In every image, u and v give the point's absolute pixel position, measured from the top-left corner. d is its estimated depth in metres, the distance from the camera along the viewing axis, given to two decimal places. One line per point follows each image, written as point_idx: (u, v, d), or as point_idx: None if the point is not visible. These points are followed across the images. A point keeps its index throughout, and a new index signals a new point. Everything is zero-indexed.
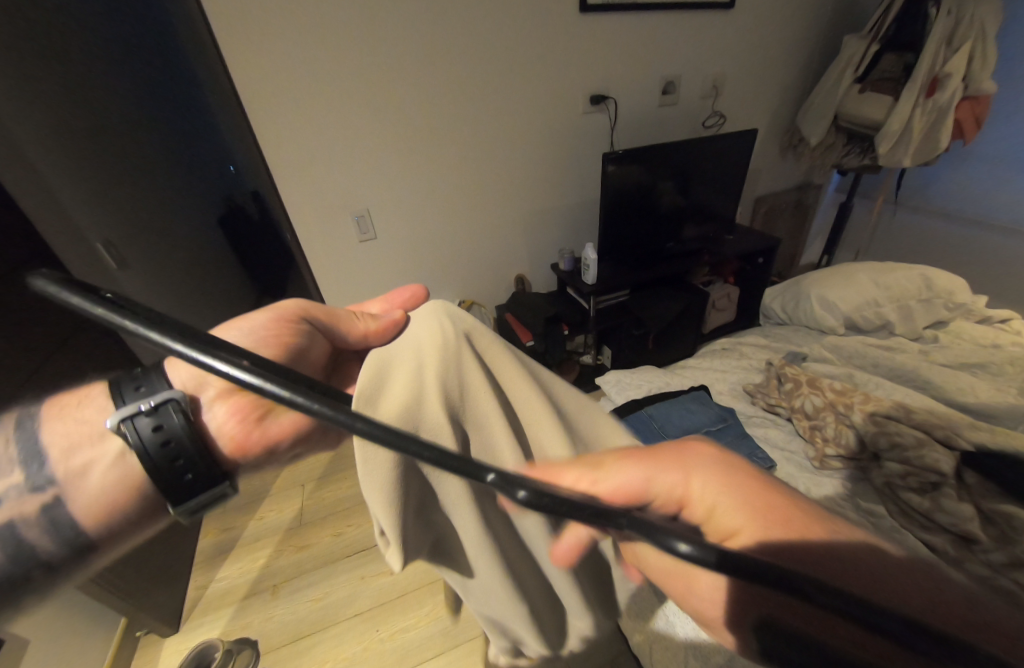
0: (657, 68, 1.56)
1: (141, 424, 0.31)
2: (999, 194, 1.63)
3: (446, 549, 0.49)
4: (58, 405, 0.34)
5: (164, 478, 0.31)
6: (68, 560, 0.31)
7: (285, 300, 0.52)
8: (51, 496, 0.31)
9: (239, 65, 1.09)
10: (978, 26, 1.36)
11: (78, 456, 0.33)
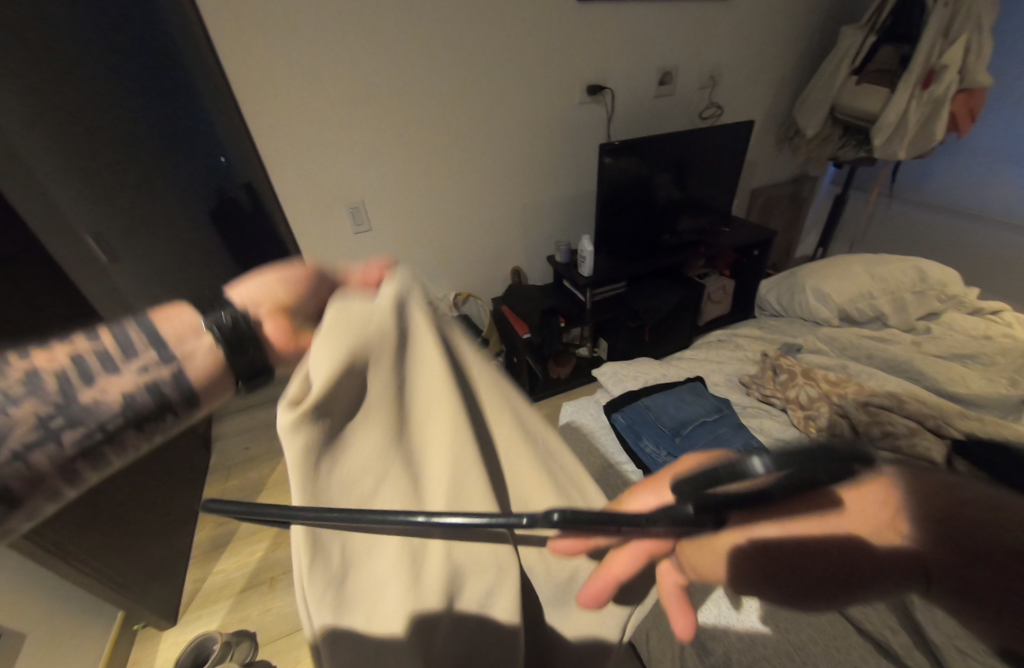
0: (655, 58, 1.55)
1: (219, 320, 0.31)
2: (993, 186, 1.64)
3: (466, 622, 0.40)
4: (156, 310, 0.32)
5: (234, 369, 0.31)
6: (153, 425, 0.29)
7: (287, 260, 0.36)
8: (171, 371, 0.29)
9: (231, 54, 1.07)
10: (974, 17, 1.36)
11: (182, 345, 0.30)
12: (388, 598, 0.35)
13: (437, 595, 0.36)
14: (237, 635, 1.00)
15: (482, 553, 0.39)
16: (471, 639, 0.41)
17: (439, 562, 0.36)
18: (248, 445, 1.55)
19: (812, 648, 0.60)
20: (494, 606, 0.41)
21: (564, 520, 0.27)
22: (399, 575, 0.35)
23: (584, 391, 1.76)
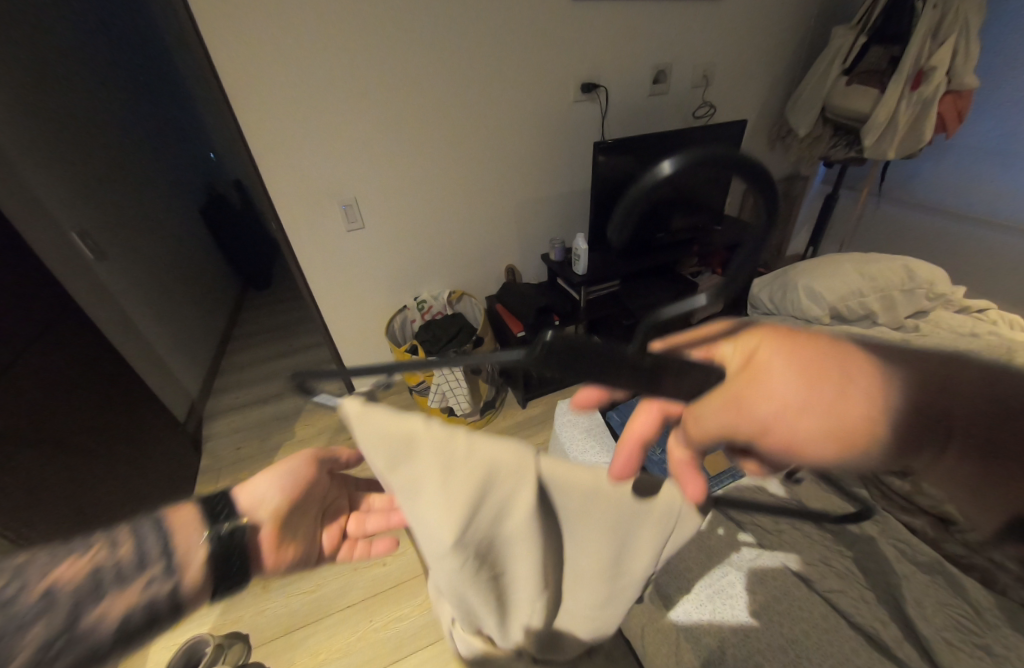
0: (650, 55, 1.55)
1: (220, 528, 0.41)
2: (979, 187, 1.67)
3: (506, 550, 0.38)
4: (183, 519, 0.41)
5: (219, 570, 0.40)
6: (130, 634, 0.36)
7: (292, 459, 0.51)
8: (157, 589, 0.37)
9: (221, 47, 1.04)
10: (963, 19, 1.38)
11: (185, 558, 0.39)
12: (429, 507, 0.33)
13: (469, 510, 0.33)
14: (231, 637, 0.99)
15: (500, 461, 0.35)
16: (496, 562, 0.38)
17: (467, 469, 0.33)
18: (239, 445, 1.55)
19: (807, 641, 0.60)
20: (523, 528, 0.37)
21: (554, 337, 0.27)
22: (434, 484, 0.33)
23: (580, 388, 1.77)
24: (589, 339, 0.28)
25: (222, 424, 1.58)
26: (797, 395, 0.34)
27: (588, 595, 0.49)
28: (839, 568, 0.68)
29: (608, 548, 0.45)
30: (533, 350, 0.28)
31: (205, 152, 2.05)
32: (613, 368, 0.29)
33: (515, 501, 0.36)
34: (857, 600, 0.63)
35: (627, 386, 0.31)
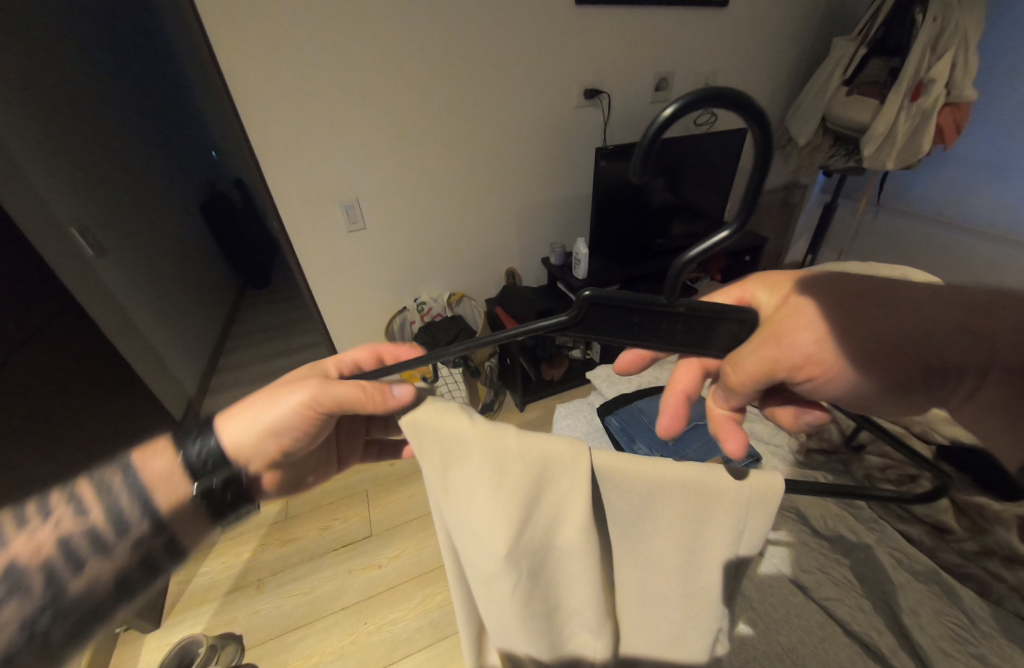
0: (652, 63, 1.56)
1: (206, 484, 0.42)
2: (977, 198, 1.68)
3: (558, 556, 0.39)
4: (159, 472, 0.42)
5: (217, 510, 0.43)
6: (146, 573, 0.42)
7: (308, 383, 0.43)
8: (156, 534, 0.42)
9: (226, 46, 1.04)
10: (962, 32, 1.39)
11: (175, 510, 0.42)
12: (484, 505, 0.35)
13: (521, 511, 0.36)
14: (223, 638, 0.99)
15: (552, 452, 0.37)
16: (546, 573, 0.39)
17: (519, 467, 0.35)
18: None
19: (802, 649, 0.60)
20: (575, 535, 0.37)
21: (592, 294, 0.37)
22: (486, 482, 0.35)
23: (578, 392, 1.76)
24: (618, 293, 0.37)
25: None
26: (840, 326, 0.37)
27: (648, 623, 0.45)
28: (836, 576, 0.67)
29: (671, 574, 0.40)
30: (573, 308, 0.38)
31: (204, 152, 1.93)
32: (646, 317, 0.38)
33: (570, 495, 0.37)
34: (853, 608, 0.63)
35: (661, 338, 0.38)
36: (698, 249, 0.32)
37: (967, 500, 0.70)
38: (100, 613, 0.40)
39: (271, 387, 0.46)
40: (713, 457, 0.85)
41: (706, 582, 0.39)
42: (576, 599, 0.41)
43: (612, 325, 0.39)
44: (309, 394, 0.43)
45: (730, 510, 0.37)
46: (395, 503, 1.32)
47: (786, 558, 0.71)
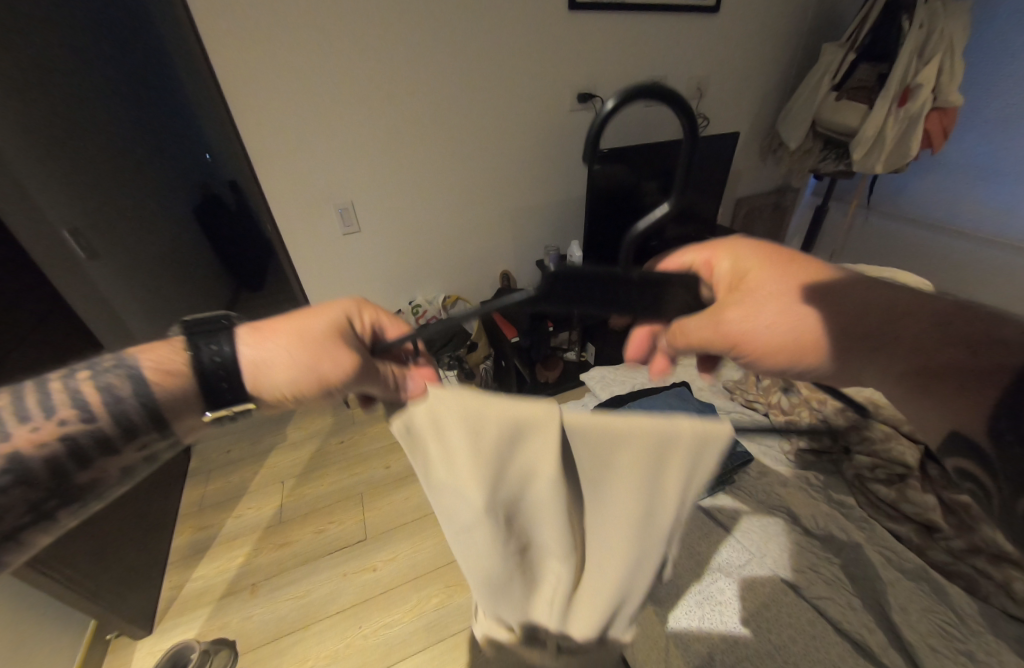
0: (644, 67, 1.57)
1: (206, 357, 0.47)
2: (965, 201, 1.71)
3: (528, 508, 0.45)
4: (163, 373, 0.47)
5: (209, 386, 0.46)
6: (140, 464, 0.49)
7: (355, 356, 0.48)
8: (150, 434, 0.47)
9: (221, 51, 1.05)
10: (947, 39, 1.42)
11: (176, 409, 0.47)
12: (456, 468, 0.42)
13: (490, 472, 0.42)
14: (217, 642, 0.98)
15: (524, 417, 0.41)
16: (518, 524, 0.46)
17: (491, 430, 0.41)
18: (229, 448, 1.57)
19: (793, 647, 0.61)
20: (542, 487, 0.43)
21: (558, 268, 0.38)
22: (459, 448, 0.42)
23: (574, 394, 1.77)
24: (580, 267, 0.39)
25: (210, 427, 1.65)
26: (776, 316, 0.44)
27: (607, 580, 0.48)
28: (827, 576, 0.68)
29: (630, 528, 0.44)
30: (538, 282, 0.39)
31: (199, 156, 1.50)
32: (609, 285, 0.40)
33: (539, 458, 0.42)
34: (843, 607, 0.64)
35: (621, 305, 0.42)
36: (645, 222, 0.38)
37: (953, 498, 0.72)
38: (106, 492, 0.47)
39: (308, 343, 0.48)
40: None
41: (664, 525, 0.44)
42: (541, 543, 0.47)
43: (574, 297, 0.40)
44: (342, 373, 0.47)
45: (686, 462, 0.40)
46: (390, 506, 1.31)
47: (776, 562, 0.71)
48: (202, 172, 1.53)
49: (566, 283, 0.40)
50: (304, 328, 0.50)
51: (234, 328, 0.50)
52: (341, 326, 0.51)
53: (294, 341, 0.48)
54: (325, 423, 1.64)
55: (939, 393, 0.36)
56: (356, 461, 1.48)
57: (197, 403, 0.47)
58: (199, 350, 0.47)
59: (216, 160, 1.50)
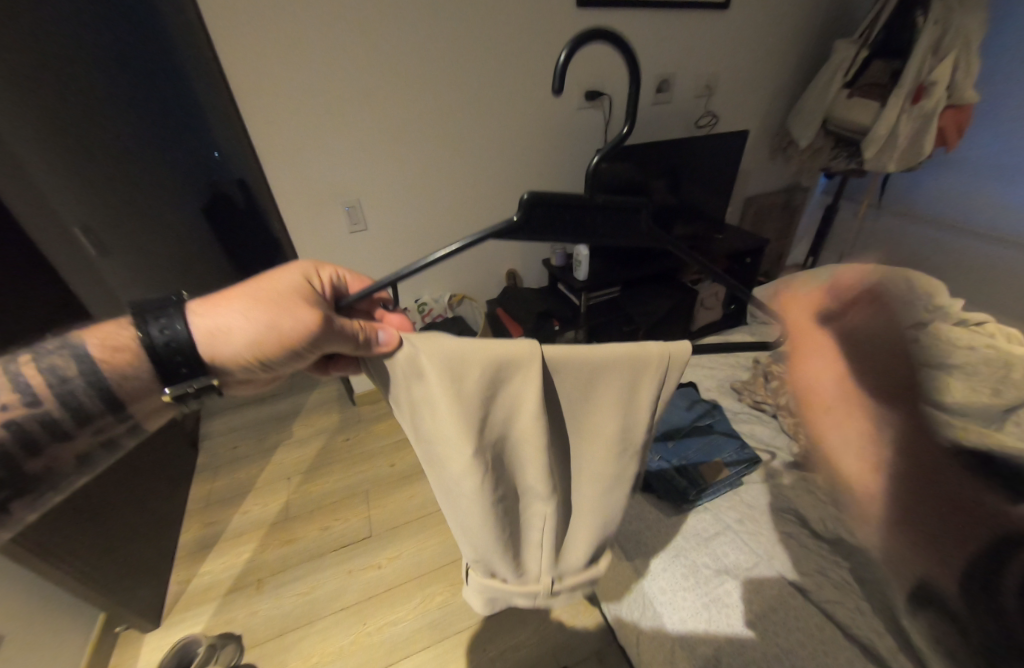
0: (653, 65, 1.56)
1: (157, 341, 0.46)
2: (979, 200, 1.67)
3: (513, 443, 0.51)
4: (107, 359, 0.47)
5: (168, 368, 0.47)
6: (99, 450, 0.51)
7: (310, 312, 0.48)
8: (102, 420, 0.49)
9: (230, 50, 1.05)
10: (963, 35, 1.39)
11: (127, 395, 0.48)
12: (447, 420, 0.47)
13: (479, 414, 0.47)
14: (223, 637, 0.99)
15: (507, 357, 0.47)
16: (503, 461, 0.51)
17: (476, 374, 0.46)
18: (236, 444, 1.59)
19: (800, 651, 0.61)
20: (526, 418, 0.48)
21: (529, 195, 0.49)
22: (445, 389, 0.46)
23: None
24: (552, 193, 0.50)
25: (219, 424, 1.68)
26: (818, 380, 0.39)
27: (588, 501, 0.56)
28: (836, 578, 0.67)
29: (612, 447, 0.52)
30: (518, 209, 0.50)
31: (207, 154, 1.43)
32: (580, 211, 0.51)
33: (526, 393, 0.47)
34: (853, 610, 0.63)
35: (591, 232, 0.52)
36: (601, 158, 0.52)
37: None
38: (63, 479, 0.50)
39: (265, 304, 0.49)
40: (713, 458, 0.87)
41: (637, 438, 0.52)
42: (527, 477, 0.53)
43: (547, 222, 0.51)
44: (304, 328, 0.48)
45: (656, 378, 0.49)
46: (396, 504, 1.32)
47: (780, 559, 0.72)
48: (211, 171, 1.46)
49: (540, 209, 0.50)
50: (259, 290, 0.50)
51: (184, 303, 0.49)
52: (298, 284, 0.51)
53: (250, 302, 0.49)
54: (332, 420, 1.65)
55: (924, 519, 0.28)
56: (362, 459, 1.49)
57: (156, 383, 0.48)
58: (147, 328, 0.46)
59: (225, 158, 1.43)
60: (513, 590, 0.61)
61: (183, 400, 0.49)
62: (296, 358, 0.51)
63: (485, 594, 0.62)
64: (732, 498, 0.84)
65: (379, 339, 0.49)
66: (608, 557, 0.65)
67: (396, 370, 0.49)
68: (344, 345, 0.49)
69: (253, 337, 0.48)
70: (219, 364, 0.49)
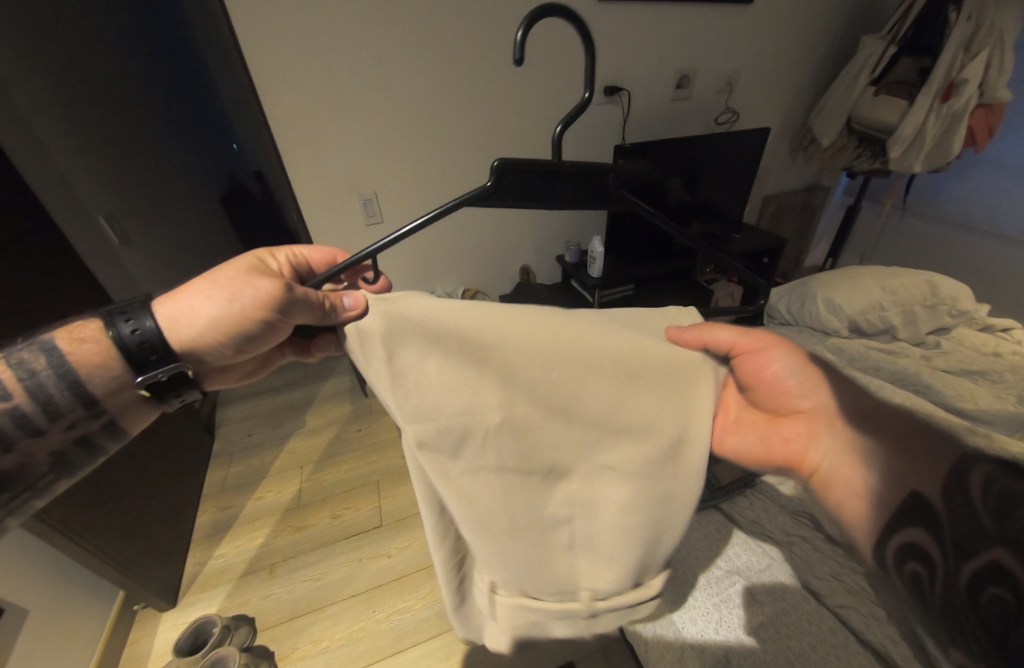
0: (673, 60, 1.53)
1: (127, 337, 0.48)
2: (1007, 202, 1.63)
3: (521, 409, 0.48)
4: (80, 357, 0.49)
5: (142, 361, 0.49)
6: (79, 452, 0.51)
7: (266, 283, 0.51)
8: (83, 418, 0.50)
9: (252, 42, 1.06)
10: (997, 32, 1.35)
11: (108, 393, 0.50)
12: (438, 384, 0.47)
13: (473, 382, 0.47)
14: (236, 619, 1.00)
15: (496, 319, 0.49)
16: (512, 443, 0.48)
17: (468, 333, 0.48)
18: (250, 431, 1.62)
19: (812, 654, 0.60)
20: (516, 380, 0.49)
21: (499, 164, 0.48)
22: (434, 349, 0.47)
23: None
24: (520, 159, 0.49)
25: (234, 410, 1.72)
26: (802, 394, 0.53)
27: (618, 498, 0.49)
28: (850, 584, 0.67)
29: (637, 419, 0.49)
30: (490, 176, 0.49)
31: (227, 147, 1.45)
32: (549, 181, 0.51)
33: (526, 352, 0.49)
34: (867, 617, 0.63)
35: (559, 198, 0.52)
36: (564, 125, 0.50)
37: None
38: (38, 480, 0.50)
39: (225, 284, 0.51)
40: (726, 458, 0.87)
41: (660, 402, 0.50)
42: (542, 454, 0.50)
43: (518, 194, 0.50)
44: (268, 297, 0.51)
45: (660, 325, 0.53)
46: (407, 495, 1.33)
47: (795, 563, 0.72)
48: (230, 163, 1.48)
49: (508, 181, 0.50)
50: (216, 273, 0.52)
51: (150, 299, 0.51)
52: (254, 264, 0.54)
53: (211, 285, 0.51)
54: (344, 411, 1.67)
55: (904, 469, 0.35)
56: (372, 450, 1.50)
57: (129, 376, 0.50)
58: (117, 326, 0.48)
59: (244, 150, 1.44)
60: (550, 610, 0.52)
61: (155, 394, 0.50)
62: (261, 332, 0.53)
63: (514, 619, 0.52)
64: (745, 499, 0.83)
65: (349, 305, 0.50)
66: (664, 574, 0.54)
67: (364, 329, 0.48)
68: (309, 311, 0.52)
69: (219, 316, 0.51)
70: (190, 349, 0.51)
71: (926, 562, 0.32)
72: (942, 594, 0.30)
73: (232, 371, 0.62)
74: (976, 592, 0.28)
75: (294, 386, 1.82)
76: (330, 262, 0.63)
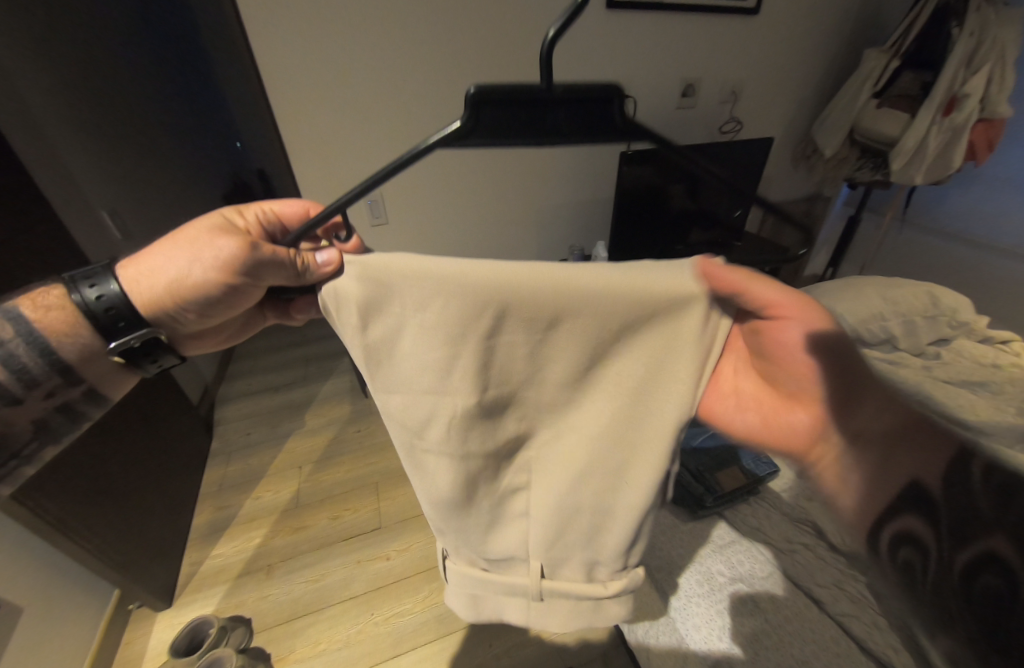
0: (680, 68, 1.55)
1: (92, 302, 0.48)
2: (1006, 216, 1.65)
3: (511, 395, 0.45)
4: (48, 324, 0.48)
5: (111, 326, 0.49)
6: (63, 421, 0.53)
7: (226, 240, 0.49)
8: (60, 387, 0.50)
9: (263, 47, 1.08)
10: (998, 48, 1.38)
11: (84, 361, 0.50)
12: (412, 358, 0.44)
13: (441, 357, 0.43)
14: (233, 620, 0.98)
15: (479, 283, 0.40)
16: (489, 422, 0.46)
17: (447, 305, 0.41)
18: (249, 430, 1.61)
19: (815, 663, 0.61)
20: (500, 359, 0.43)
21: (475, 89, 0.40)
22: (404, 319, 0.43)
23: None
24: (503, 87, 0.41)
25: (232, 409, 1.70)
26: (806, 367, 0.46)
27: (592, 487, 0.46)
28: (851, 592, 0.67)
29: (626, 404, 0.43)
30: (465, 109, 0.41)
31: (231, 145, 1.47)
32: (539, 112, 0.42)
33: (515, 328, 0.41)
34: (869, 626, 0.64)
35: (553, 134, 0.43)
36: (559, 27, 0.37)
37: None
38: (21, 448, 0.51)
39: (187, 243, 0.50)
40: (730, 466, 0.87)
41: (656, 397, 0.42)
42: (512, 422, 0.47)
43: (503, 134, 0.43)
44: (230, 254, 0.49)
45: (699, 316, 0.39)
46: (405, 497, 1.32)
47: (795, 572, 0.71)
48: (231, 161, 1.51)
49: (489, 114, 0.42)
50: (180, 232, 0.52)
51: (112, 262, 0.50)
52: (219, 223, 0.52)
53: (174, 244, 0.50)
54: (344, 411, 1.66)
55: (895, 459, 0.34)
56: (372, 452, 1.49)
57: (98, 341, 0.50)
58: (80, 291, 0.48)
59: (246, 147, 1.45)
60: (501, 583, 0.55)
61: (127, 356, 0.51)
62: (228, 292, 0.52)
63: (467, 589, 0.57)
64: (748, 507, 0.83)
65: (326, 262, 0.46)
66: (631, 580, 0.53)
67: (338, 291, 0.44)
68: (276, 272, 0.49)
69: (183, 276, 0.50)
70: (162, 314, 0.51)
71: (920, 550, 0.29)
72: (928, 585, 0.28)
73: (210, 336, 0.63)
74: (970, 581, 0.26)
75: (294, 385, 1.81)
76: (303, 216, 0.58)
